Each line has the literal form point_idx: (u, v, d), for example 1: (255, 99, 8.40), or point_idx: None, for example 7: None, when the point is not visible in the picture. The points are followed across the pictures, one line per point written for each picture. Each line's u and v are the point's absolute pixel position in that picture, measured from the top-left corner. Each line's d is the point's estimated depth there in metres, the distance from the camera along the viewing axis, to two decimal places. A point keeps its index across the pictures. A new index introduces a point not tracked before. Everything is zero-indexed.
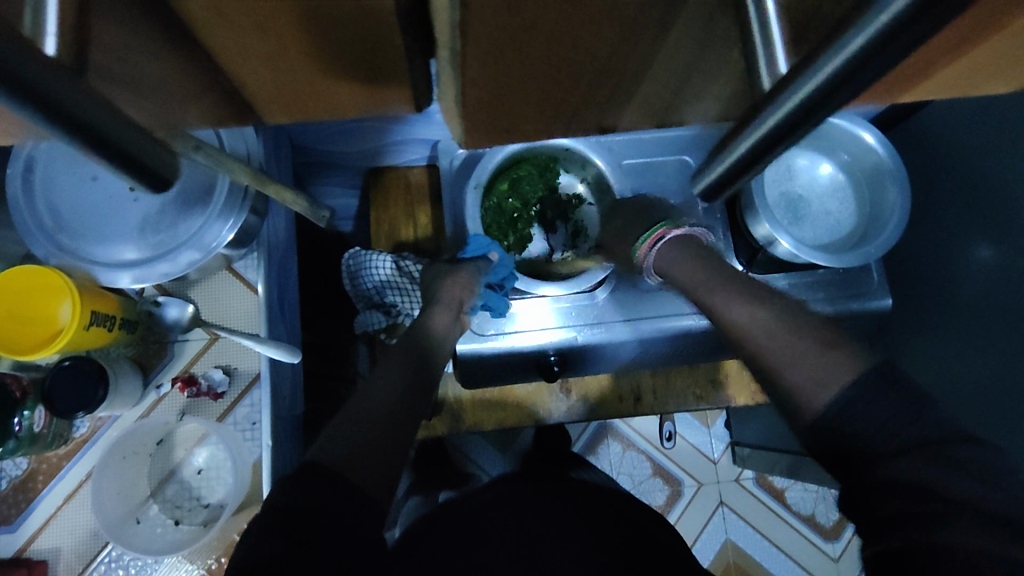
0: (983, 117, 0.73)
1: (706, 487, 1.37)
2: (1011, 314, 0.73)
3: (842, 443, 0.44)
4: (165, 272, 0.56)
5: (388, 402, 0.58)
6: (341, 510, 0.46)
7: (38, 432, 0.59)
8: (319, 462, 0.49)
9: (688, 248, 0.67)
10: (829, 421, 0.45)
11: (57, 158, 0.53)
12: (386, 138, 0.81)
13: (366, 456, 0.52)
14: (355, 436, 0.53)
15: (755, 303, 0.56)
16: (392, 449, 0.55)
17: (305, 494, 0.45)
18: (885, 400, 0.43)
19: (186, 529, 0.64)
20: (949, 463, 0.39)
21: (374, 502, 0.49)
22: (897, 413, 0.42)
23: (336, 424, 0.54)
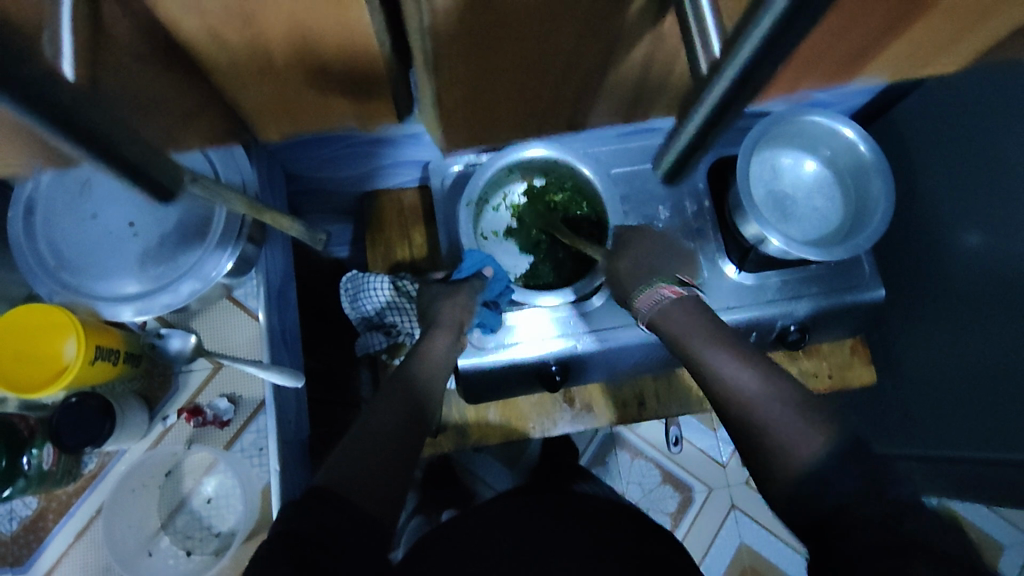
0: (964, 103, 0.76)
1: (717, 492, 1.37)
2: (1002, 297, 0.74)
3: (819, 513, 0.46)
4: (166, 303, 0.57)
5: (390, 422, 0.59)
6: (342, 529, 0.47)
7: (48, 470, 0.59)
8: (325, 486, 0.50)
9: (688, 308, 0.62)
10: (805, 484, 0.48)
11: (58, 198, 0.56)
12: (378, 162, 0.82)
13: (369, 481, 0.53)
14: (359, 462, 0.54)
15: (740, 360, 0.56)
16: (397, 472, 0.56)
17: (307, 520, 0.46)
18: (851, 471, 0.46)
19: (199, 558, 0.64)
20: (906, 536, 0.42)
21: (377, 526, 0.50)
22: (862, 485, 0.45)
23: (343, 448, 0.55)
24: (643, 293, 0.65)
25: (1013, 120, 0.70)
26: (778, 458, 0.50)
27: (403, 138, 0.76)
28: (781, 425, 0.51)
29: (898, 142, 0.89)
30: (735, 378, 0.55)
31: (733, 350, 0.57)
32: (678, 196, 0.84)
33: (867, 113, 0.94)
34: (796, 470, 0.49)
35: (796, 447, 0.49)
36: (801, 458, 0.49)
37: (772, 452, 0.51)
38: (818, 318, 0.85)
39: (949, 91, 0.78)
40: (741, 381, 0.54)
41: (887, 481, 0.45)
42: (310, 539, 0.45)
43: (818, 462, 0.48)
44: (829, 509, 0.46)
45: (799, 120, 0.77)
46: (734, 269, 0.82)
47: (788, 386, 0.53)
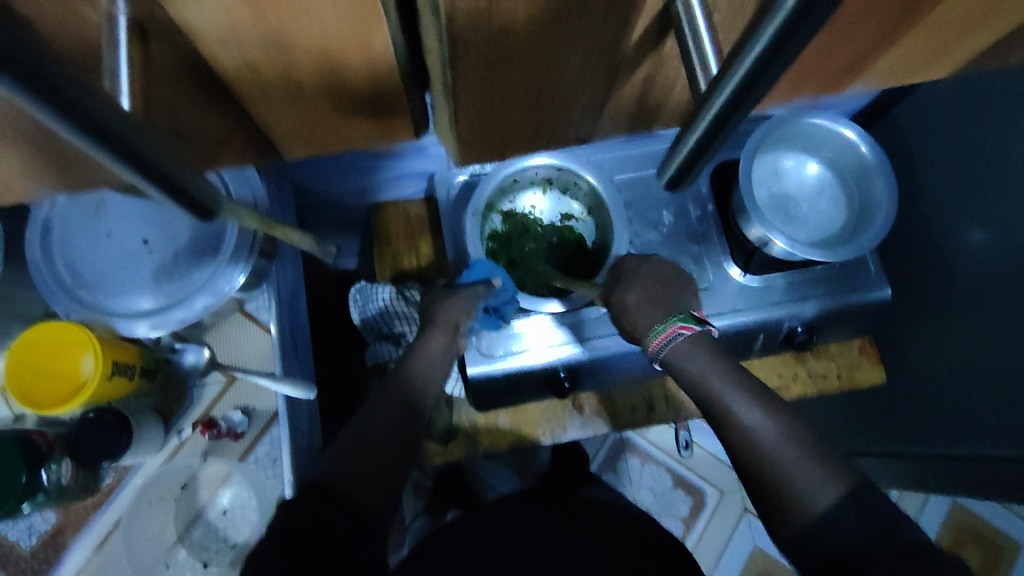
0: (965, 102, 0.77)
1: (729, 496, 1.36)
2: (1007, 294, 0.74)
3: (832, 554, 0.47)
4: (181, 318, 0.58)
5: (389, 419, 0.60)
6: (339, 527, 0.48)
7: (66, 485, 0.60)
8: (321, 482, 0.51)
9: (708, 352, 0.61)
10: (813, 528, 0.48)
11: (74, 217, 0.57)
12: (384, 174, 0.83)
13: (367, 475, 0.54)
14: (356, 459, 0.55)
15: (771, 409, 0.56)
16: (392, 470, 0.57)
17: (303, 514, 0.48)
18: (863, 514, 0.47)
19: (215, 570, 0.64)
20: (923, 562, 0.43)
21: (371, 521, 0.51)
22: (872, 527, 0.46)
23: (342, 443, 0.57)
24: (656, 335, 0.63)
25: (1016, 119, 0.70)
26: (796, 501, 0.50)
27: (408, 150, 0.77)
28: (796, 475, 0.51)
29: (900, 142, 0.89)
30: (750, 421, 0.56)
31: (756, 399, 0.57)
32: (682, 201, 0.84)
33: (868, 113, 0.94)
34: (808, 517, 0.49)
35: (816, 491, 0.49)
36: (817, 506, 0.48)
37: (788, 499, 0.50)
38: (825, 319, 0.85)
39: (951, 90, 0.78)
40: (763, 431, 0.54)
41: (905, 525, 0.46)
42: (302, 532, 0.47)
43: (830, 511, 0.48)
44: (842, 551, 0.46)
45: (800, 123, 0.78)
46: (738, 271, 0.83)
47: (812, 447, 0.53)
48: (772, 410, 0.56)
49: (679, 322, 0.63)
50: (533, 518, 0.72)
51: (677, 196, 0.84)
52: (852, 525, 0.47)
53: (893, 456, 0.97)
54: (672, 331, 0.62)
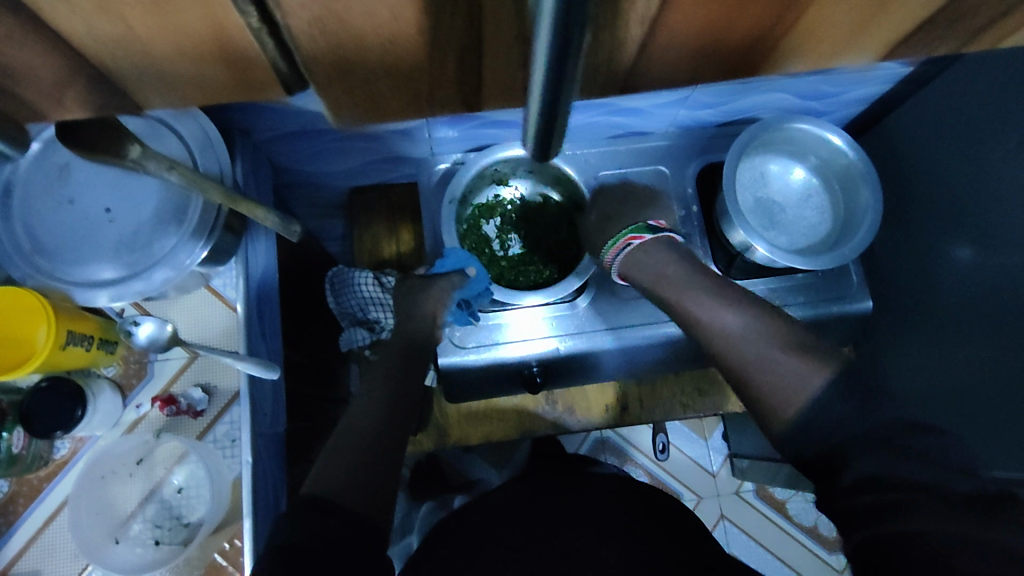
0: (955, 116, 0.75)
1: (706, 501, 1.36)
2: (989, 313, 0.73)
3: (816, 442, 0.47)
4: (139, 290, 0.56)
5: (376, 425, 0.59)
6: (336, 536, 0.47)
7: (17, 454, 0.58)
8: (317, 495, 0.50)
9: (665, 255, 0.67)
10: (800, 425, 0.49)
11: (37, 180, 0.56)
12: (365, 157, 0.82)
13: (366, 486, 0.53)
14: (352, 466, 0.54)
15: (737, 307, 0.59)
16: (382, 472, 0.55)
17: (312, 532, 0.47)
18: (845, 399, 0.48)
19: (166, 548, 0.63)
20: (899, 450, 0.43)
21: (372, 524, 0.51)
22: (853, 410, 0.47)
23: (330, 453, 0.55)
24: (611, 248, 0.69)
25: (1003, 130, 0.69)
26: (780, 401, 0.51)
27: (390, 135, 0.76)
28: (778, 365, 0.53)
29: (890, 152, 0.88)
30: (722, 322, 0.59)
31: (723, 299, 0.60)
32: (666, 200, 0.83)
33: (861, 122, 0.93)
34: (789, 404, 0.51)
35: (797, 388, 0.51)
36: (802, 389, 0.50)
37: (770, 391, 0.53)
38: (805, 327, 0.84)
39: (943, 99, 0.77)
40: (731, 328, 0.58)
41: (885, 405, 0.47)
42: (311, 551, 0.45)
43: (817, 394, 0.49)
44: (825, 435, 0.47)
45: (787, 127, 0.77)
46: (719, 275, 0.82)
47: (791, 341, 0.55)
48: (746, 309, 0.59)
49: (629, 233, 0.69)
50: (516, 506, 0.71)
51: (661, 195, 0.83)
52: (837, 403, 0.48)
53: None
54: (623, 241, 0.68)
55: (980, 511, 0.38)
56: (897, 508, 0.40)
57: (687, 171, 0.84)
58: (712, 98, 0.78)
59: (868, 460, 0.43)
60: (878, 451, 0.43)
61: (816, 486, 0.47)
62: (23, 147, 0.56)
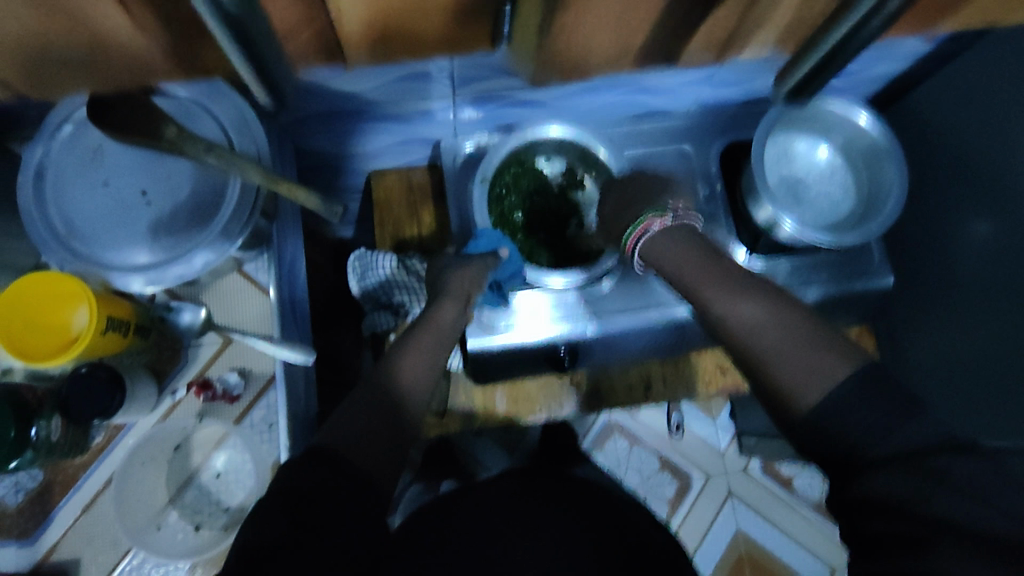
0: (979, 93, 0.76)
1: (715, 479, 1.38)
2: (1011, 287, 0.74)
3: (829, 445, 0.45)
4: (178, 273, 0.55)
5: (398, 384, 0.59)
6: (340, 486, 0.48)
7: (56, 441, 0.58)
8: (324, 446, 0.50)
9: (684, 241, 0.64)
10: (817, 421, 0.46)
11: (70, 163, 0.55)
12: (389, 139, 0.81)
13: (371, 442, 0.53)
14: (361, 424, 0.54)
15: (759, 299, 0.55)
16: (395, 436, 0.55)
17: (310, 476, 0.47)
18: (873, 401, 0.44)
19: (206, 534, 0.63)
20: (931, 474, 0.40)
21: (376, 489, 0.51)
22: (884, 415, 0.43)
23: (344, 408, 0.55)
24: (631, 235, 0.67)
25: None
26: (792, 393, 0.49)
27: (415, 115, 0.75)
28: (795, 363, 0.50)
29: (912, 128, 0.88)
30: (742, 314, 0.55)
31: (744, 290, 0.57)
32: (692, 180, 0.83)
33: (880, 100, 0.93)
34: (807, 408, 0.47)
35: (816, 382, 0.47)
36: (818, 392, 0.47)
37: (787, 384, 0.49)
38: (827, 305, 0.85)
39: (968, 75, 0.77)
40: (749, 319, 0.54)
41: (925, 417, 0.43)
42: (305, 491, 0.46)
43: (835, 394, 0.46)
44: (840, 440, 0.44)
45: (815, 105, 0.77)
46: (744, 253, 0.82)
47: (825, 339, 0.50)
48: (767, 298, 0.55)
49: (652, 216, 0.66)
50: (534, 492, 0.72)
51: (687, 175, 0.83)
52: (861, 409, 0.44)
53: None
54: (643, 225, 0.66)
55: (998, 566, 0.37)
56: (920, 547, 0.39)
57: (711, 150, 0.84)
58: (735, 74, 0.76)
59: (888, 484, 0.41)
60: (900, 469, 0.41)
61: (830, 486, 0.46)
62: (57, 129, 0.54)
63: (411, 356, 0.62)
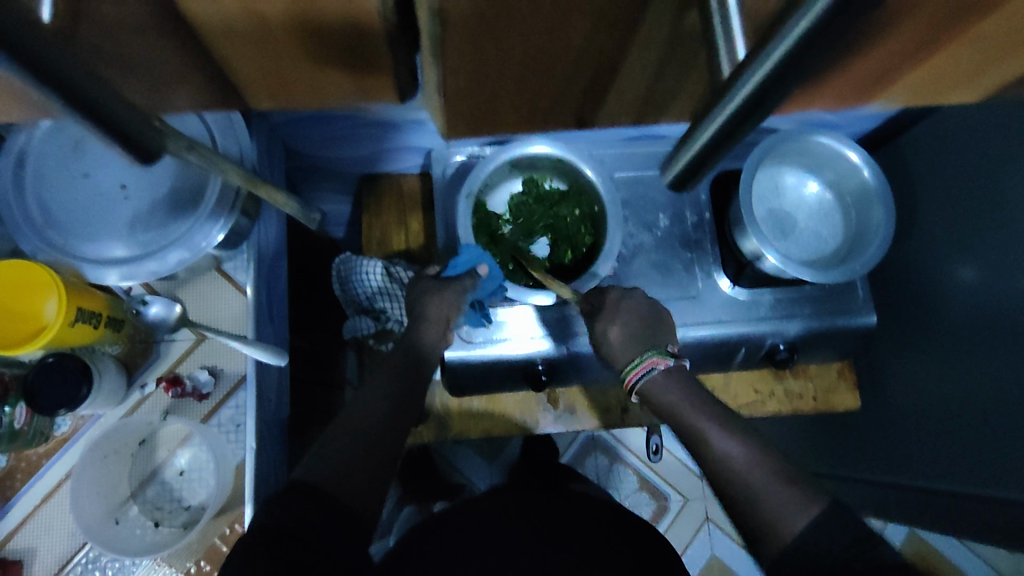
0: (969, 139, 0.76)
1: (693, 502, 1.37)
2: (991, 333, 0.74)
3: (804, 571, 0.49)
4: (153, 270, 0.56)
5: (376, 409, 0.60)
6: (324, 526, 0.49)
7: (19, 429, 0.58)
8: (308, 481, 0.52)
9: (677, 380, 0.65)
10: (792, 550, 0.50)
11: (51, 152, 0.54)
12: (380, 145, 0.81)
13: (353, 474, 0.54)
14: (344, 454, 0.55)
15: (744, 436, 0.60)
16: (382, 465, 0.57)
17: (293, 515, 0.48)
18: (835, 534, 0.49)
19: (166, 530, 0.63)
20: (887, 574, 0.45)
21: (362, 522, 0.52)
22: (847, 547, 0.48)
23: (327, 440, 0.56)
24: (634, 368, 0.65)
25: (1017, 156, 0.70)
26: (773, 523, 0.52)
27: (406, 123, 0.76)
28: (771, 499, 0.53)
29: (903, 169, 0.88)
30: (726, 451, 0.58)
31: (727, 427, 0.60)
32: (680, 207, 0.84)
33: (872, 138, 0.94)
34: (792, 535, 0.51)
35: (793, 513, 0.51)
36: (790, 529, 0.51)
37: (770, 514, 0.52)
38: (808, 339, 0.85)
39: (960, 121, 0.78)
40: (734, 458, 0.57)
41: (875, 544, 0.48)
42: (296, 533, 0.47)
43: (806, 530, 0.50)
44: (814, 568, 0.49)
45: (806, 140, 0.77)
46: (728, 283, 0.82)
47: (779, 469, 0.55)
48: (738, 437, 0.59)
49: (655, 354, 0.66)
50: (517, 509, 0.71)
51: (675, 202, 0.84)
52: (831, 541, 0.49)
53: (859, 481, 0.98)
54: (647, 363, 0.65)
55: None
56: None
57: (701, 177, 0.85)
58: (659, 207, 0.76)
59: None
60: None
61: None
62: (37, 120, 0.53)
63: (387, 382, 0.63)
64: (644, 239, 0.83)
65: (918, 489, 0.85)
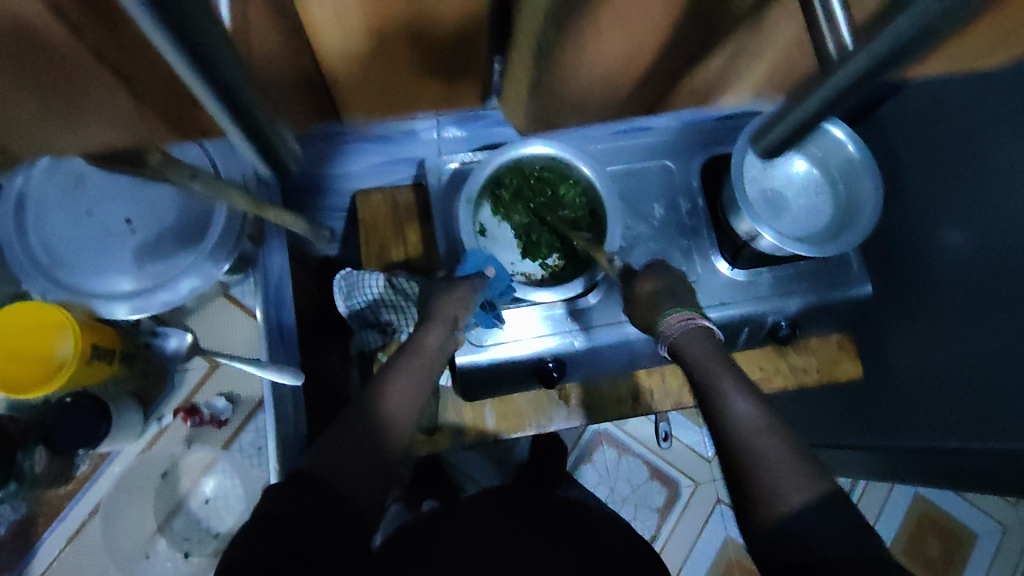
0: (949, 114, 0.79)
1: (702, 486, 1.39)
2: (987, 301, 0.76)
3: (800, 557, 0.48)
4: (166, 299, 0.56)
5: (388, 403, 0.61)
6: (319, 517, 0.49)
7: (40, 474, 0.58)
8: (313, 474, 0.52)
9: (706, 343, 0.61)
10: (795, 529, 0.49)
11: (50, 192, 0.54)
12: (372, 159, 0.82)
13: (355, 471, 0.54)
14: (351, 450, 0.55)
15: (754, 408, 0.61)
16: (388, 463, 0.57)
17: (295, 507, 0.49)
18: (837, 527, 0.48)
19: (197, 560, 0.64)
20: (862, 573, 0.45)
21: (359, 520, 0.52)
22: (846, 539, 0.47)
23: (336, 430, 0.57)
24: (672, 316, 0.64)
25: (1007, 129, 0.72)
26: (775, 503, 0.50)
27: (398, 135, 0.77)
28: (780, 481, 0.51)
29: (884, 142, 0.92)
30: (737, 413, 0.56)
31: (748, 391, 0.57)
32: (672, 196, 0.85)
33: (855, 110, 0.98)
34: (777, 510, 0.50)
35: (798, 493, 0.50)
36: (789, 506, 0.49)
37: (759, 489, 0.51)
38: (808, 314, 0.87)
39: (940, 93, 0.80)
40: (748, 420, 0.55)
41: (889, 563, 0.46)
42: (288, 519, 0.48)
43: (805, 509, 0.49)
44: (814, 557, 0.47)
45: None
46: (726, 267, 0.84)
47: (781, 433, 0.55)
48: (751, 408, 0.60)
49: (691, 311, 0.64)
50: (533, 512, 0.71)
51: (667, 191, 0.86)
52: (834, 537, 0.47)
53: (868, 447, 0.99)
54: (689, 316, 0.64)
55: None
56: None
57: (692, 164, 0.87)
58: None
59: None
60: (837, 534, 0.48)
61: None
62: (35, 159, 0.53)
63: (402, 382, 0.63)
64: (641, 230, 0.84)
65: (926, 452, 0.87)
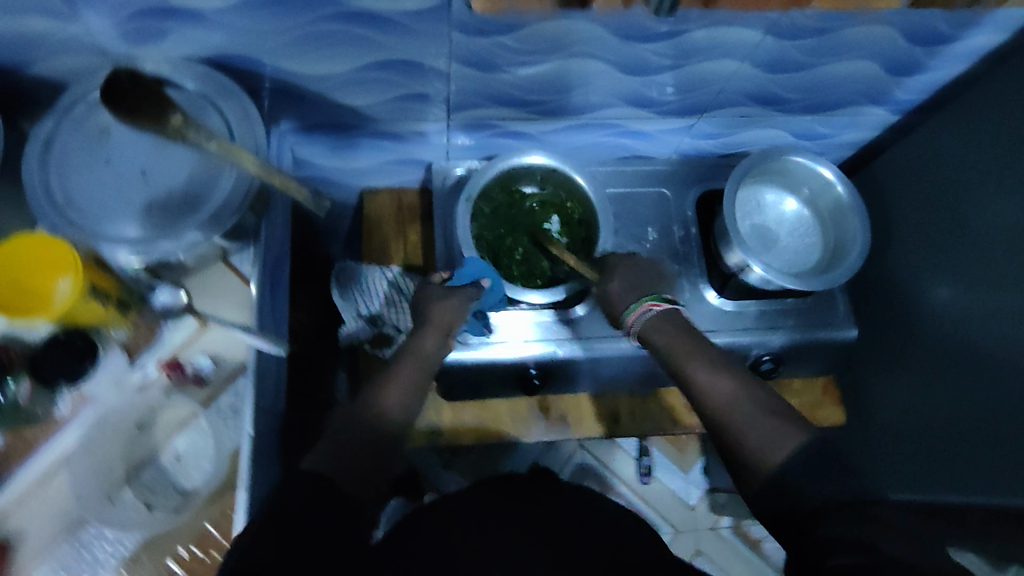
0: (938, 169, 0.82)
1: (683, 534, 1.36)
2: (969, 352, 0.77)
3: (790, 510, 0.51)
4: (165, 251, 0.58)
5: (390, 397, 0.62)
6: (327, 511, 0.50)
7: (21, 405, 0.60)
8: (320, 471, 0.53)
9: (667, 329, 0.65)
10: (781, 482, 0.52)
11: (74, 141, 0.59)
12: (383, 157, 0.86)
13: (357, 465, 0.56)
14: (353, 446, 0.57)
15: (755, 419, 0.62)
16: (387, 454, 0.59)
17: (301, 500, 0.50)
18: (822, 471, 0.51)
19: (159, 512, 0.66)
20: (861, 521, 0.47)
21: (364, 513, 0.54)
22: (828, 481, 0.50)
23: (338, 429, 0.58)
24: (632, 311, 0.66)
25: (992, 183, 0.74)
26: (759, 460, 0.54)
27: (410, 135, 0.81)
28: (758, 436, 0.55)
29: (877, 194, 0.95)
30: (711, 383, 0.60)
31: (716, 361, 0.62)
32: (667, 222, 0.88)
33: (852, 164, 1.02)
34: (772, 467, 0.53)
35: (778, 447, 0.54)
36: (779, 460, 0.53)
37: (751, 450, 0.55)
38: (792, 352, 0.88)
39: (930, 148, 0.84)
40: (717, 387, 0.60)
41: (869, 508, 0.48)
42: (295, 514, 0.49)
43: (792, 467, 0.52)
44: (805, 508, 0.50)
45: (784, 159, 0.83)
46: (714, 295, 0.85)
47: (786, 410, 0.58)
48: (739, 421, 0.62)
49: (650, 299, 0.66)
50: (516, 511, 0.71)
51: (662, 217, 0.88)
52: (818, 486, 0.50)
53: None
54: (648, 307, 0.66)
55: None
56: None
57: (688, 196, 0.90)
58: (827, 22, 0.67)
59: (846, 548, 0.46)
60: (828, 486, 0.50)
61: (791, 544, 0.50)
62: (69, 108, 0.59)
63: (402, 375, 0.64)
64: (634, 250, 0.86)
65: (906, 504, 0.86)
